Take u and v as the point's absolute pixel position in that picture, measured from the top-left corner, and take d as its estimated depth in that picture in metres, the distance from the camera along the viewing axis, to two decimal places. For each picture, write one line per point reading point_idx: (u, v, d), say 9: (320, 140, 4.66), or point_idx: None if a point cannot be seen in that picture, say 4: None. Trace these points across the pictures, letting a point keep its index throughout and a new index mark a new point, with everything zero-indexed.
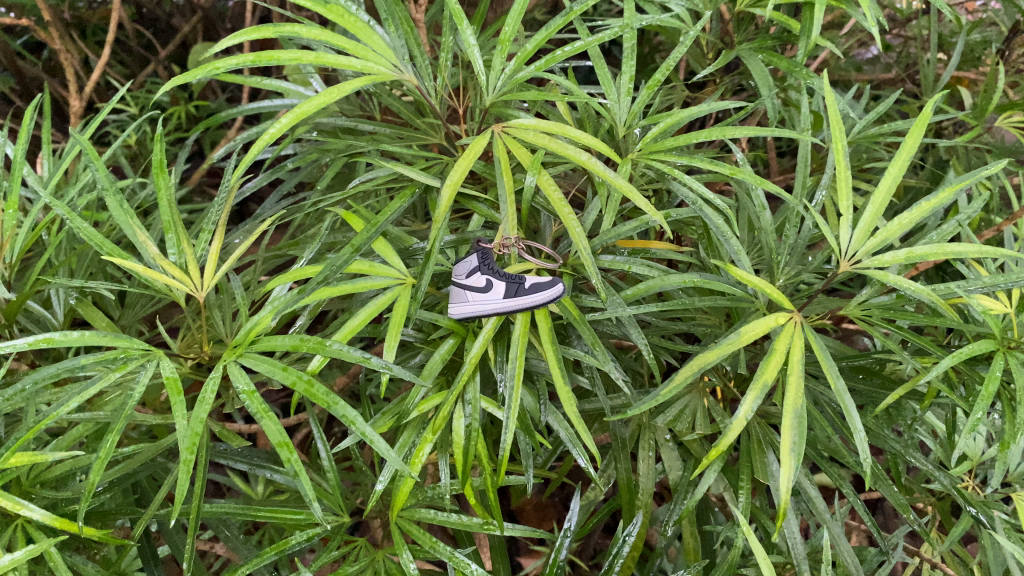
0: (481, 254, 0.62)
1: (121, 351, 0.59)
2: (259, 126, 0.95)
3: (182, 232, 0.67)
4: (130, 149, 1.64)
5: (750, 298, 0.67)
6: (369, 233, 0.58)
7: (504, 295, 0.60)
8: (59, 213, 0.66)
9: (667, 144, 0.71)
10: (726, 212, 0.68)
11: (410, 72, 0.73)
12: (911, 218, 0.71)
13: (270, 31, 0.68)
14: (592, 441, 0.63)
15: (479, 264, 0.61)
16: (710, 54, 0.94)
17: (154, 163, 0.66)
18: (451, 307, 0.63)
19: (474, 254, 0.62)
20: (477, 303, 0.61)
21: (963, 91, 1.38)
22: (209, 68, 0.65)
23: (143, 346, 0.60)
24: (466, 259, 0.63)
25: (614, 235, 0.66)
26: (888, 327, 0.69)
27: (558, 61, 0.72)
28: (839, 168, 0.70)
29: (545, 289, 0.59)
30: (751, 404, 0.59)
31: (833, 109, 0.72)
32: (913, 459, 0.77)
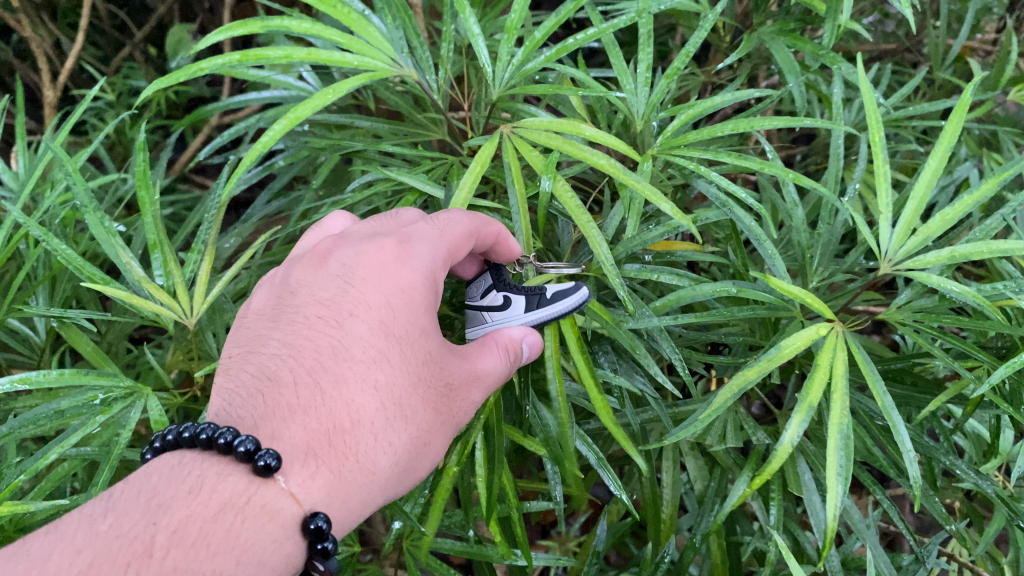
0: (495, 270, 0.61)
1: (107, 391, 0.58)
2: (246, 121, 0.90)
3: (169, 251, 0.63)
4: (108, 139, 1.57)
5: (787, 307, 0.62)
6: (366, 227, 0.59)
7: (525, 309, 0.58)
8: (34, 233, 0.61)
9: (691, 139, 0.66)
10: (757, 214, 0.63)
11: (411, 66, 0.68)
12: (952, 215, 0.66)
13: (257, 25, 0.62)
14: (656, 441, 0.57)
15: (494, 281, 0.60)
16: (728, 39, 0.91)
17: (136, 175, 0.61)
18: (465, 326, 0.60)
19: (487, 272, 0.61)
20: (500, 321, 0.59)
21: (974, 63, 1.34)
22: (192, 72, 0.62)
23: (129, 384, 0.59)
24: (479, 278, 0.62)
25: (639, 241, 0.63)
26: (931, 331, 0.64)
27: (571, 50, 0.67)
28: (877, 163, 0.65)
29: (571, 295, 0.57)
30: (796, 426, 0.56)
31: (869, 98, 0.66)
32: (956, 467, 0.72)
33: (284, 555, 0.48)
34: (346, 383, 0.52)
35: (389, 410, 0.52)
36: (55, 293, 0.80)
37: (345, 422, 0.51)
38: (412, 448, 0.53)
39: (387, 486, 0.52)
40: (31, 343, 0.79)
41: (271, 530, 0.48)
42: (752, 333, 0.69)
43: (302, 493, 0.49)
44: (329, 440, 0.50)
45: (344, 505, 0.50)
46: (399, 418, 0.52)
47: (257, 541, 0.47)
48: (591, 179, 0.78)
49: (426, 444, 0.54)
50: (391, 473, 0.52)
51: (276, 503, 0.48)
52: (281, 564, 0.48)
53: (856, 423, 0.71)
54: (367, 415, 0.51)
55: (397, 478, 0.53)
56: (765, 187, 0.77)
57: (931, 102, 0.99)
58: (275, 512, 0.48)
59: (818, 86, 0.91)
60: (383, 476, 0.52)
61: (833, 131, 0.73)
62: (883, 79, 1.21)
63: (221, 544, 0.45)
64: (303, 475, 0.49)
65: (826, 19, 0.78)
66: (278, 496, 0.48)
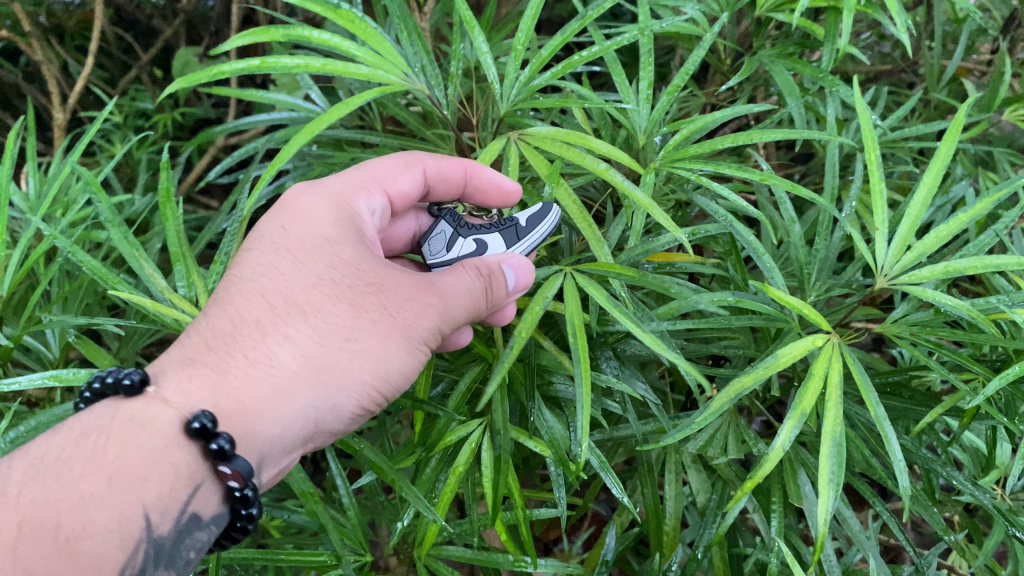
0: (452, 221, 0.69)
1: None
2: (257, 140, 0.92)
3: (191, 263, 0.66)
4: (116, 158, 1.60)
5: (785, 318, 0.64)
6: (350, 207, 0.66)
7: (505, 243, 0.65)
8: (61, 246, 0.65)
9: (692, 154, 0.68)
10: (757, 228, 0.65)
11: (422, 81, 0.70)
12: (946, 231, 0.68)
13: (276, 32, 0.63)
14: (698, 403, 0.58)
15: (456, 229, 0.68)
16: (727, 59, 0.94)
17: (158, 192, 0.63)
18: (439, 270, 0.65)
19: (445, 223, 0.69)
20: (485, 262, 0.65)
21: (969, 84, 1.36)
22: (210, 72, 0.62)
23: None
24: (437, 232, 0.69)
25: (643, 252, 0.65)
26: (927, 344, 0.66)
27: (577, 70, 0.69)
28: (873, 180, 0.67)
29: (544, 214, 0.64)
30: (790, 433, 0.57)
31: (865, 116, 0.68)
32: (953, 478, 0.73)
33: (170, 462, 0.54)
34: (237, 305, 0.60)
35: (277, 311, 0.59)
36: (71, 307, 0.82)
37: (230, 333, 0.58)
38: (319, 342, 0.58)
39: (300, 379, 0.57)
40: (44, 358, 0.79)
41: (146, 440, 0.54)
42: (751, 345, 0.71)
43: (179, 403, 0.56)
44: (215, 348, 0.58)
45: (242, 402, 0.56)
46: (291, 316, 0.58)
47: (128, 455, 0.53)
48: (594, 195, 0.80)
49: (335, 339, 0.58)
50: (299, 365, 0.57)
51: (149, 417, 0.55)
52: (171, 467, 0.54)
53: (853, 434, 0.72)
54: (255, 320, 0.58)
55: (312, 372, 0.57)
56: (764, 203, 0.80)
57: (926, 121, 1.01)
58: (152, 421, 0.55)
59: (815, 105, 0.93)
60: (292, 369, 0.57)
61: (831, 149, 0.75)
62: (879, 100, 1.23)
63: (89, 461, 0.52)
64: (183, 391, 0.57)
65: (825, 42, 0.82)
66: (154, 406, 0.56)
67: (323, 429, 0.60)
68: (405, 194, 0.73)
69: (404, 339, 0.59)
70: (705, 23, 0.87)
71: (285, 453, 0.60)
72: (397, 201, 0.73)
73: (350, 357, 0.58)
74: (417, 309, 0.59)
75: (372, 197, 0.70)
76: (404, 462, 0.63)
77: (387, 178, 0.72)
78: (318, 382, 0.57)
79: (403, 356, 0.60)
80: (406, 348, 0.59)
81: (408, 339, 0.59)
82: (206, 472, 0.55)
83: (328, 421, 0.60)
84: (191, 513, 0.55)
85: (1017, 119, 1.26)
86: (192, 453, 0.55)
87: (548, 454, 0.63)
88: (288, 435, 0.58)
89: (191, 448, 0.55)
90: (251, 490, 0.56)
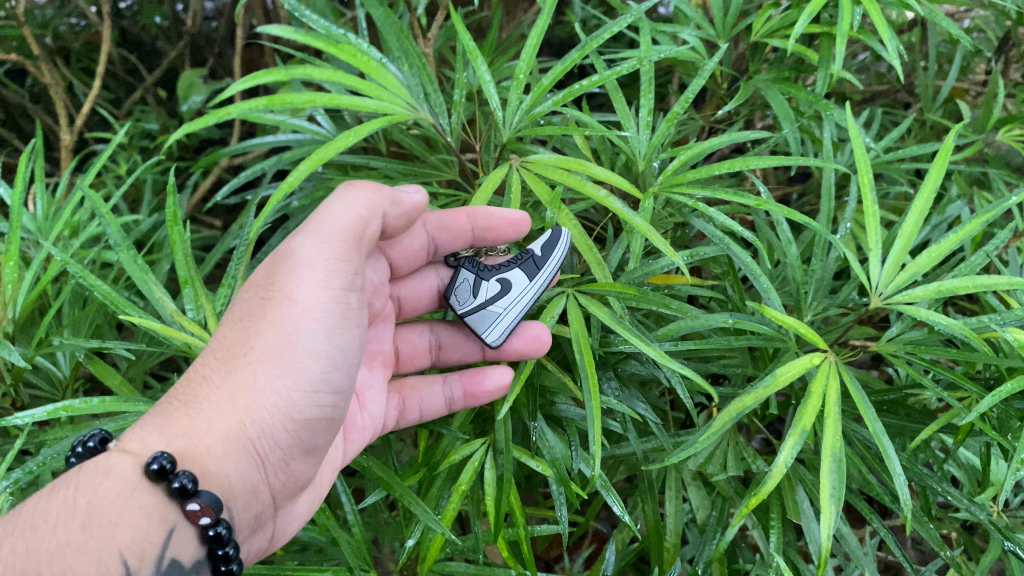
0: (471, 266, 0.69)
1: (117, 421, 0.66)
2: (264, 163, 0.94)
3: (199, 286, 0.67)
4: (121, 180, 1.62)
5: (782, 338, 0.66)
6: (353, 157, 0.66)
7: (527, 278, 0.65)
8: (71, 270, 0.66)
9: (690, 178, 0.70)
10: (753, 250, 0.67)
11: (425, 110, 0.72)
12: (939, 252, 0.70)
13: (281, 74, 0.67)
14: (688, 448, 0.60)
15: (477, 275, 0.69)
16: (724, 83, 0.96)
17: (167, 215, 0.65)
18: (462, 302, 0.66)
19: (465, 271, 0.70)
20: (512, 301, 0.66)
21: (964, 105, 1.38)
22: (219, 117, 0.66)
23: (147, 404, 0.68)
24: (461, 281, 0.70)
25: (642, 273, 0.67)
26: (921, 361, 0.67)
27: (576, 96, 0.70)
28: (866, 202, 0.69)
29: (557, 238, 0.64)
30: (791, 450, 0.59)
31: (859, 141, 0.70)
32: (948, 495, 0.75)
33: (138, 505, 0.54)
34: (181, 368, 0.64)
35: (207, 355, 0.61)
36: (81, 328, 0.84)
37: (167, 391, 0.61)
38: (229, 365, 0.60)
39: (224, 403, 0.59)
40: (56, 376, 0.82)
41: (112, 486, 0.54)
42: (748, 364, 0.73)
43: (137, 450, 0.57)
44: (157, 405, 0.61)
45: (183, 440, 0.58)
46: (206, 358, 0.61)
47: (98, 502, 0.53)
48: (594, 217, 0.82)
49: (238, 357, 0.60)
50: (218, 394, 0.59)
51: (111, 465, 0.56)
52: (142, 510, 0.54)
53: (851, 451, 0.73)
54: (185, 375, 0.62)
55: (228, 391, 0.59)
56: (761, 226, 0.81)
57: (920, 143, 1.02)
58: (111, 468, 0.55)
59: (811, 128, 0.95)
60: (219, 399, 0.59)
61: (825, 172, 0.77)
62: (874, 121, 1.25)
63: (62, 510, 0.51)
64: (138, 440, 0.58)
65: (819, 66, 0.84)
66: (111, 458, 0.56)
67: (275, 439, 0.62)
68: (406, 248, 0.75)
69: (292, 321, 0.60)
70: (701, 49, 0.89)
71: (254, 474, 0.62)
72: (397, 255, 0.74)
73: (253, 361, 0.59)
74: (287, 282, 0.60)
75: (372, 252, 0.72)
76: (411, 478, 0.65)
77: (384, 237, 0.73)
78: (240, 400, 0.59)
79: (304, 330, 0.60)
80: (297, 319, 0.60)
81: (294, 312, 0.60)
82: (177, 513, 0.55)
83: (273, 427, 0.61)
84: (170, 557, 0.54)
85: (1011, 141, 1.28)
86: (157, 496, 0.55)
87: (552, 471, 0.64)
88: (234, 457, 0.59)
89: (156, 491, 0.55)
90: (222, 524, 0.55)
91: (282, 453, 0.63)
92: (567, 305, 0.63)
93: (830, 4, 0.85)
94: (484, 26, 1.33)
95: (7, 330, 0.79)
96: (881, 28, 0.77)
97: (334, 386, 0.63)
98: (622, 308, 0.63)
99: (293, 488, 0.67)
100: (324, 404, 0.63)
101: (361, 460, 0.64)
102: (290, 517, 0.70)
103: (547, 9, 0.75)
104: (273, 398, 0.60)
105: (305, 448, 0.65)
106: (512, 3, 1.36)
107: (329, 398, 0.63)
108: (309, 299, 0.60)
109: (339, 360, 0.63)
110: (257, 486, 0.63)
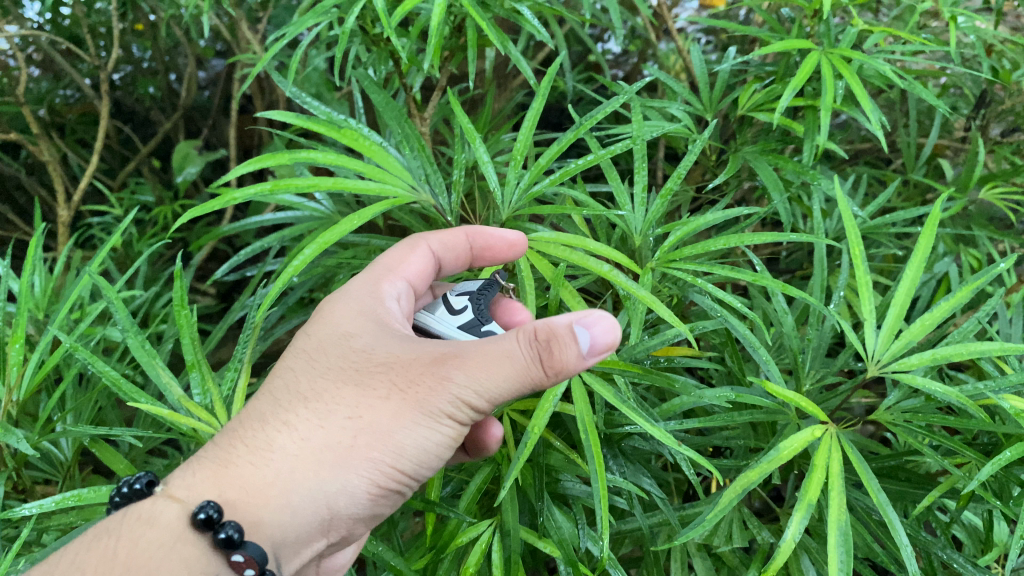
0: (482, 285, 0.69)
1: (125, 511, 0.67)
2: (264, 241, 0.96)
3: (206, 371, 0.69)
4: (116, 253, 1.64)
5: (783, 410, 0.67)
6: (354, 226, 0.68)
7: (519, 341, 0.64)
8: (81, 357, 0.69)
9: (686, 253, 0.71)
10: (751, 322, 0.68)
11: (426, 191, 0.74)
12: (932, 320, 0.71)
13: (283, 158, 0.69)
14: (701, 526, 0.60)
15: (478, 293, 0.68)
16: (713, 155, 0.98)
17: (174, 300, 0.68)
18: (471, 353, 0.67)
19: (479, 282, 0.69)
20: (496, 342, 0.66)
21: (947, 165, 1.40)
22: (226, 200, 0.69)
23: None
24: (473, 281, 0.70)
25: (643, 348, 0.69)
26: (920, 429, 0.68)
27: (573, 174, 0.72)
28: (859, 272, 0.70)
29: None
30: (797, 524, 0.59)
31: (849, 213, 0.72)
32: (955, 561, 0.74)
33: (180, 557, 0.55)
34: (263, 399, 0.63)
35: (300, 403, 0.60)
36: (83, 413, 0.85)
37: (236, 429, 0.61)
38: (324, 423, 0.59)
39: (303, 463, 0.58)
40: (56, 461, 0.82)
41: (154, 536, 0.55)
42: (749, 436, 0.73)
43: (184, 498, 0.58)
44: (233, 441, 0.60)
45: (240, 491, 0.57)
46: (293, 406, 0.60)
47: (140, 553, 0.54)
48: (594, 290, 0.83)
49: (338, 420, 0.59)
50: (299, 451, 0.58)
51: (156, 514, 0.57)
52: (182, 562, 0.55)
53: (854, 520, 0.74)
54: (261, 414, 0.61)
55: (324, 455, 0.58)
56: (755, 296, 0.83)
57: (905, 206, 1.04)
58: (153, 515, 0.57)
59: (800, 197, 0.97)
60: (297, 454, 0.58)
61: (816, 243, 0.79)
62: (861, 184, 1.27)
63: (101, 564, 0.52)
64: (186, 487, 0.59)
65: (806, 139, 0.87)
66: (157, 505, 0.57)
67: (351, 502, 0.61)
68: (423, 272, 0.74)
69: (408, 407, 0.58)
70: (691, 123, 0.91)
71: (316, 531, 0.60)
72: (416, 280, 0.73)
73: (354, 437, 0.58)
74: (432, 385, 0.58)
75: (392, 280, 0.71)
76: (419, 559, 0.65)
77: (399, 265, 0.72)
78: (323, 468, 0.58)
79: (415, 427, 0.59)
80: (417, 418, 0.58)
81: (417, 413, 0.58)
82: (221, 563, 0.56)
83: (354, 492, 0.60)
84: None
85: (996, 199, 1.30)
86: (200, 548, 0.56)
87: (560, 550, 0.64)
88: (298, 513, 0.58)
89: (200, 542, 0.56)
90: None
91: (353, 513, 0.62)
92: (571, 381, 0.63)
93: (814, 79, 0.88)
94: (476, 99, 1.36)
95: (11, 415, 0.79)
96: (864, 102, 0.80)
97: (418, 470, 0.62)
98: (626, 384, 0.64)
99: (348, 541, 0.66)
100: (405, 479, 0.63)
101: (372, 543, 0.65)
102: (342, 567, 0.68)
103: (542, 91, 0.77)
104: (361, 472, 0.59)
105: (375, 513, 0.64)
106: (502, 76, 1.39)
107: (411, 476, 0.63)
108: (436, 405, 0.58)
109: (433, 453, 0.62)
110: (314, 540, 0.61)
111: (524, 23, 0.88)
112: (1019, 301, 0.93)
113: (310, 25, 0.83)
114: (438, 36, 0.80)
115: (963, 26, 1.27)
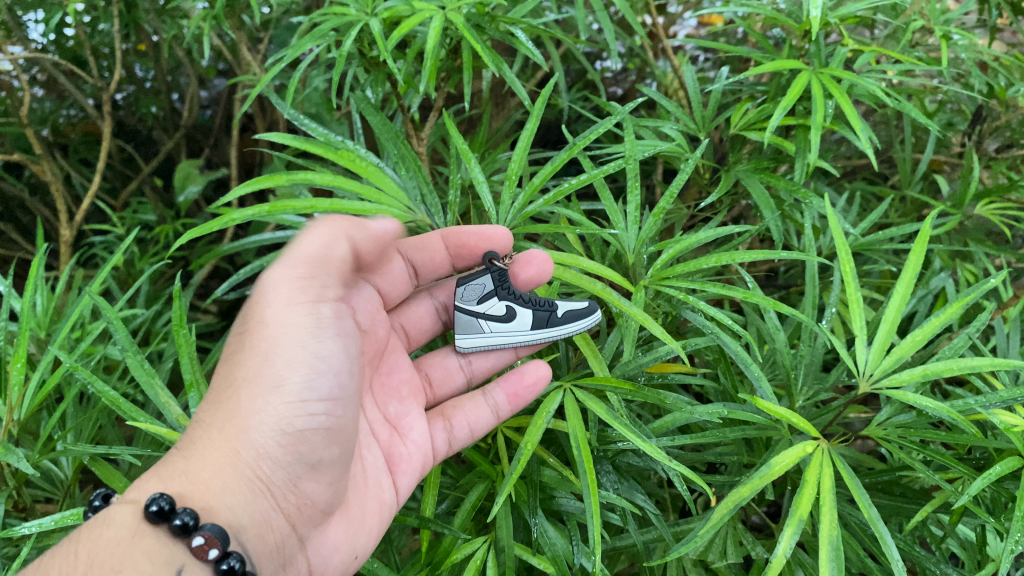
0: (495, 277, 0.75)
1: None
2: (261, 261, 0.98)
3: (204, 390, 0.71)
4: (117, 272, 1.65)
5: (775, 426, 0.68)
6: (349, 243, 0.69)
7: (533, 325, 0.73)
8: (80, 377, 0.70)
9: (678, 271, 0.72)
10: (743, 339, 0.68)
11: (422, 212, 0.76)
12: (923, 336, 0.72)
13: (281, 179, 0.70)
14: (692, 544, 0.61)
15: (496, 287, 0.75)
16: (706, 173, 0.99)
17: (172, 320, 0.69)
18: (492, 338, 0.77)
19: (489, 274, 0.76)
20: (512, 330, 0.75)
21: (943, 182, 1.41)
22: (226, 220, 0.70)
23: None
24: (477, 281, 0.77)
25: (636, 365, 0.70)
26: (911, 445, 0.68)
27: (566, 193, 0.73)
28: (850, 290, 0.71)
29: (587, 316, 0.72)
30: (788, 540, 0.60)
31: (840, 230, 0.73)
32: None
33: (142, 550, 0.54)
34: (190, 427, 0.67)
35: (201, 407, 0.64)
36: (83, 431, 0.86)
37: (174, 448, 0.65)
38: (216, 405, 0.63)
39: (218, 442, 0.61)
40: (56, 479, 0.83)
41: (113, 534, 0.54)
42: (742, 451, 0.74)
43: (138, 499, 0.57)
44: None
45: (180, 482, 0.59)
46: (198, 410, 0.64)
47: (100, 550, 0.52)
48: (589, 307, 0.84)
49: (224, 397, 0.63)
50: (201, 439, 0.61)
51: (111, 516, 0.56)
52: (145, 554, 0.54)
53: (847, 536, 0.74)
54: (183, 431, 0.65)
55: (218, 423, 0.62)
56: (749, 314, 0.84)
57: (897, 223, 1.05)
58: (108, 518, 0.55)
59: (793, 214, 0.98)
60: (213, 436, 0.61)
61: (808, 261, 0.79)
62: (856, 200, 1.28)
63: (65, 564, 0.50)
64: (139, 492, 0.58)
65: (797, 158, 0.88)
66: (115, 510, 0.56)
67: (273, 456, 0.64)
68: (392, 275, 0.80)
69: (266, 343, 0.63)
70: (684, 142, 0.92)
71: (263, 506, 0.64)
72: (382, 283, 0.80)
73: (237, 391, 0.62)
74: (258, 309, 0.63)
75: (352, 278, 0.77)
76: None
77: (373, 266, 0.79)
78: (232, 429, 0.61)
79: (289, 350, 0.63)
80: (277, 338, 0.63)
81: (269, 336, 0.63)
82: (183, 550, 0.55)
83: (265, 446, 0.63)
84: None
85: (990, 215, 1.30)
86: (160, 540, 0.55)
87: (553, 565, 0.65)
88: (235, 490, 0.61)
89: (158, 534, 0.55)
90: (232, 554, 0.55)
91: (284, 473, 0.65)
92: (565, 400, 0.66)
93: (805, 98, 0.89)
94: (473, 119, 1.37)
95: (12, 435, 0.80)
96: (854, 122, 0.81)
97: (316, 398, 0.65)
98: (619, 402, 0.66)
99: (310, 511, 0.68)
100: (315, 414, 0.65)
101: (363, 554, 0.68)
102: (324, 550, 0.70)
103: (536, 111, 0.78)
104: (261, 417, 0.63)
105: (308, 463, 0.66)
106: (499, 96, 1.41)
107: (316, 407, 0.65)
108: (280, 318, 0.63)
109: (323, 368, 0.65)
110: (271, 516, 0.64)
111: (519, 45, 0.89)
112: (1013, 317, 0.94)
113: (308, 48, 0.83)
114: (434, 58, 0.81)
115: (956, 44, 1.27)
